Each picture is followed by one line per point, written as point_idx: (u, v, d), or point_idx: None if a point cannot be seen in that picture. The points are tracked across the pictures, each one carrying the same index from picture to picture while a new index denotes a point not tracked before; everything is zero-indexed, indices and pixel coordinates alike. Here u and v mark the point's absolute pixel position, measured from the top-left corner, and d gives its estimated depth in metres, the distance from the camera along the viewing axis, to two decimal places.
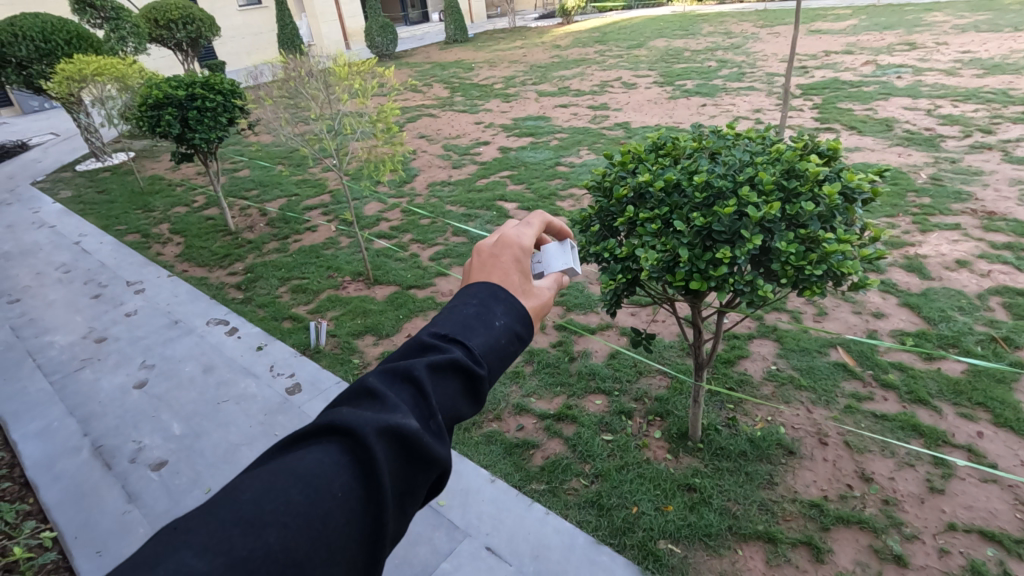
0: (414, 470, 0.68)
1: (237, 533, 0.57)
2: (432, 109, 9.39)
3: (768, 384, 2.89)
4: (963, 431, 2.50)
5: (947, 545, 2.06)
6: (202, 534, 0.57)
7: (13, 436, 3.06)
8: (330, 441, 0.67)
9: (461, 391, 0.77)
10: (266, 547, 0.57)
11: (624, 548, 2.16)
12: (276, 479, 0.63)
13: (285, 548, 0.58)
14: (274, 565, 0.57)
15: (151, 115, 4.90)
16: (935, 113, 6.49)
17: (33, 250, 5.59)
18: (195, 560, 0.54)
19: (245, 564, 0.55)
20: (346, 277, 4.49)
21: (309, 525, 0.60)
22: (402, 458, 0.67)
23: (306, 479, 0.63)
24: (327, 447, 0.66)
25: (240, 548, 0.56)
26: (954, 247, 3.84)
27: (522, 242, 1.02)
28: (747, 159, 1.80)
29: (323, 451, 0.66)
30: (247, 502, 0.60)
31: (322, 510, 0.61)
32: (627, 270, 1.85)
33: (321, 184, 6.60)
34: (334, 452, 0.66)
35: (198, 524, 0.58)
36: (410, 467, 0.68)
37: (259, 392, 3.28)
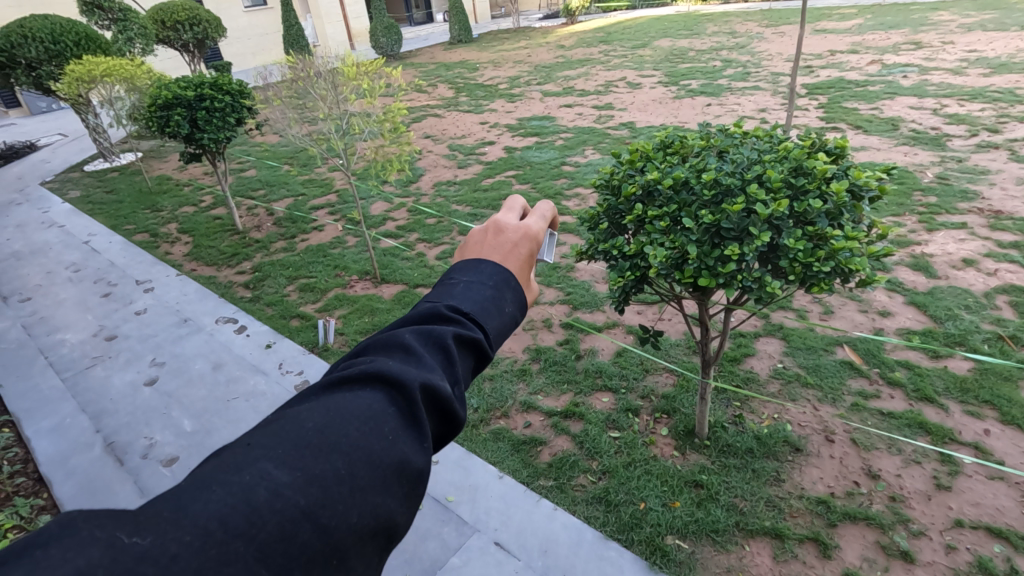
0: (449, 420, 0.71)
1: (304, 459, 0.59)
2: (437, 109, 9.41)
3: (774, 381, 2.90)
4: (970, 429, 2.51)
5: (954, 542, 2.07)
6: (274, 456, 0.59)
7: (26, 432, 3.10)
8: (375, 386, 0.68)
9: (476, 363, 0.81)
10: (333, 472, 0.59)
11: (632, 543, 2.18)
12: (330, 414, 0.64)
13: (348, 475, 0.60)
14: (340, 491, 0.58)
15: (160, 116, 4.94)
16: (941, 112, 6.47)
17: (43, 249, 5.64)
18: (278, 473, 0.57)
19: (316, 484, 0.57)
20: (354, 276, 4.52)
21: (367, 458, 0.61)
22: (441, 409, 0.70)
23: (358, 417, 0.64)
24: (373, 391, 0.68)
25: (310, 470, 0.58)
26: (961, 246, 3.84)
27: (540, 237, 1.03)
28: (755, 157, 1.81)
29: (370, 395, 0.67)
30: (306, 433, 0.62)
31: (378, 446, 0.63)
32: (636, 268, 1.87)
33: (328, 184, 6.64)
34: (380, 396, 0.67)
35: (262, 450, 0.60)
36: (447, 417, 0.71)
37: (268, 389, 3.31)
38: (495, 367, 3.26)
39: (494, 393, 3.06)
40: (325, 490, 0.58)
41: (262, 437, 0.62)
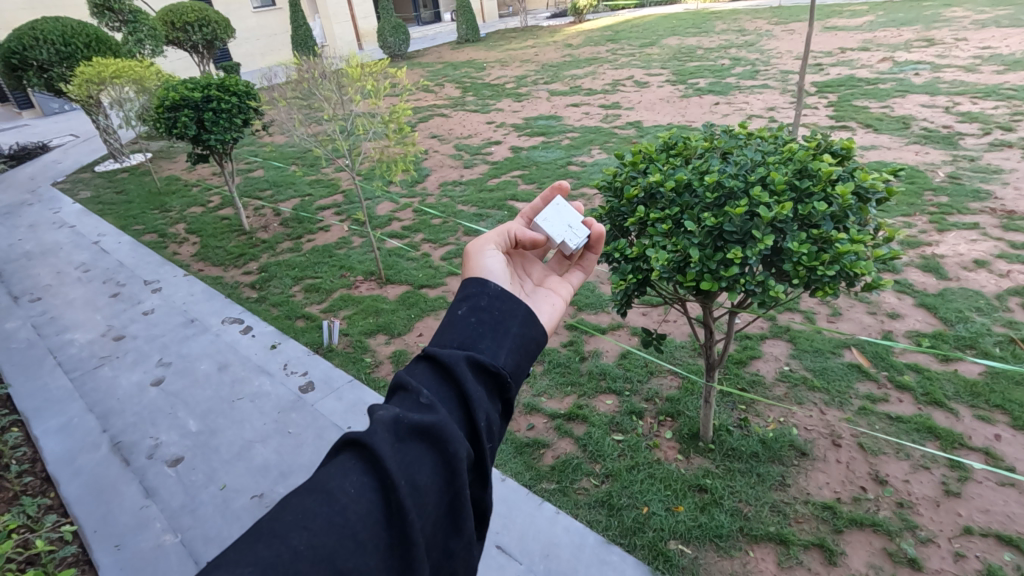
0: (416, 445, 0.75)
1: (263, 548, 0.63)
2: (444, 109, 9.40)
3: (781, 384, 2.86)
4: (980, 434, 2.47)
5: (963, 549, 2.04)
6: (225, 561, 0.62)
7: (35, 431, 3.13)
8: (334, 459, 0.75)
9: (429, 369, 0.87)
10: (292, 551, 0.63)
11: (635, 548, 2.16)
12: (290, 499, 0.70)
13: (310, 547, 0.64)
14: (305, 563, 0.63)
15: (168, 117, 4.98)
16: (954, 110, 6.38)
17: (53, 249, 5.71)
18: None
19: (275, 567, 0.62)
20: (359, 277, 4.53)
21: (329, 523, 0.66)
22: (399, 440, 0.74)
23: (316, 490, 0.70)
24: (331, 463, 0.74)
25: (267, 557, 0.62)
26: (972, 246, 3.78)
27: None
28: (758, 159, 1.79)
29: (331, 465, 0.73)
30: (265, 524, 0.67)
31: (338, 507, 0.68)
32: (638, 270, 1.85)
33: (334, 184, 6.66)
34: (340, 462, 0.74)
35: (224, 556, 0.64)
36: (415, 441, 0.75)
37: (273, 389, 3.33)
38: None
39: None
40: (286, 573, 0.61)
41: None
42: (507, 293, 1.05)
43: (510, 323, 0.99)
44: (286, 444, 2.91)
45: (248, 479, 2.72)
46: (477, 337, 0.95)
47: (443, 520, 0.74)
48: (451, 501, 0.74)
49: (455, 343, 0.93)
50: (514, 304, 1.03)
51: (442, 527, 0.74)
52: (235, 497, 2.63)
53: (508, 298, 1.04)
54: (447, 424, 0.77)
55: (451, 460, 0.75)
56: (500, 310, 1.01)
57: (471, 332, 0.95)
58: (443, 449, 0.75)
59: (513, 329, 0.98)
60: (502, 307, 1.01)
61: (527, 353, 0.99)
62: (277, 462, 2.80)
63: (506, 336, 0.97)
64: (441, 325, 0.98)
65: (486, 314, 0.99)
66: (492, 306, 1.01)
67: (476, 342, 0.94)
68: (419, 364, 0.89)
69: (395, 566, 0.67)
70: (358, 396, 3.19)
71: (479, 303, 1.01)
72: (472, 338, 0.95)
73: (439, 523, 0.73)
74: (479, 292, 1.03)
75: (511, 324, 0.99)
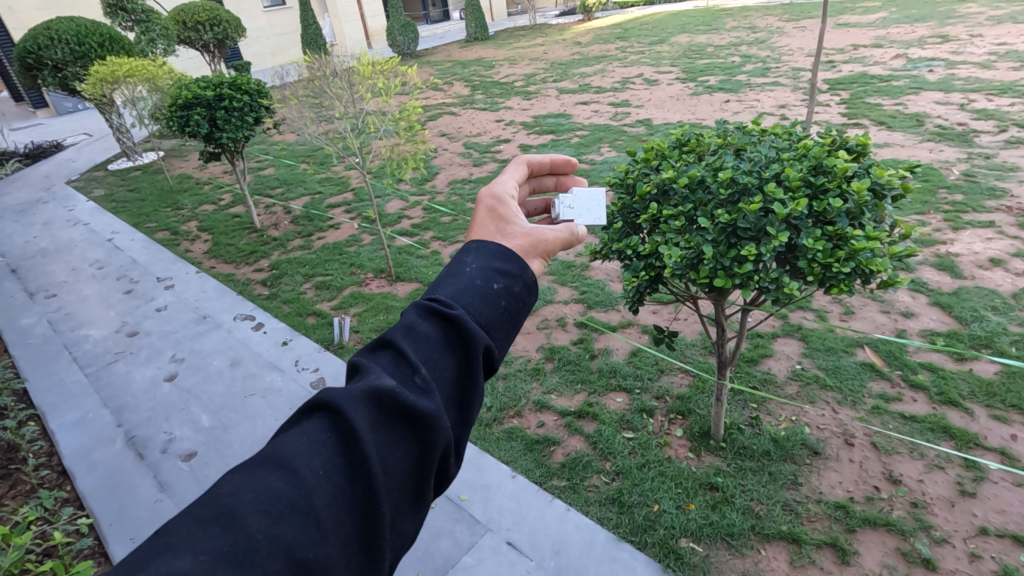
0: (400, 429, 0.75)
1: (218, 534, 0.63)
2: (453, 107, 9.40)
3: (793, 383, 2.85)
4: (996, 434, 2.44)
5: (978, 550, 2.02)
6: (178, 544, 0.62)
7: (51, 425, 3.18)
8: (309, 425, 0.74)
9: (437, 341, 0.86)
10: (250, 539, 0.63)
11: (646, 545, 2.16)
12: (254, 473, 0.69)
13: (268, 536, 0.64)
14: (261, 554, 0.63)
15: (181, 115, 5.02)
16: (969, 107, 6.30)
17: (68, 247, 5.78)
18: (179, 562, 0.60)
19: (231, 558, 0.62)
20: (369, 274, 4.55)
21: (292, 509, 0.66)
22: (385, 420, 0.74)
23: (287, 466, 0.69)
24: (307, 429, 0.73)
25: (221, 546, 0.62)
26: (988, 245, 3.73)
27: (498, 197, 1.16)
28: (773, 156, 1.77)
29: (303, 433, 0.73)
30: (224, 504, 0.66)
31: (304, 491, 0.67)
32: (651, 268, 1.85)
33: (344, 183, 6.70)
34: (315, 433, 0.73)
35: (175, 535, 0.64)
36: (399, 424, 0.75)
37: (285, 385, 3.35)
38: (509, 366, 3.25)
39: (507, 392, 3.05)
40: (241, 563, 0.62)
41: (179, 519, 0.67)
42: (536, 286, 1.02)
43: (523, 320, 0.98)
44: None
45: None
46: (495, 322, 0.93)
47: (407, 504, 0.75)
48: (418, 489, 0.76)
49: (476, 320, 0.91)
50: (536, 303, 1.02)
51: (404, 514, 0.75)
52: None
53: (535, 292, 1.01)
54: (439, 414, 0.77)
55: (429, 451, 0.76)
56: (524, 302, 0.99)
57: (489, 313, 0.93)
58: (426, 436, 0.76)
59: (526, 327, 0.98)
60: (526, 302, 0.99)
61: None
62: None
63: (516, 329, 0.97)
64: (466, 290, 0.93)
65: (513, 301, 0.97)
66: (521, 296, 0.98)
67: (493, 327, 0.93)
68: (430, 329, 0.86)
69: (354, 551, 0.68)
70: None
71: (513, 289, 0.97)
72: (490, 321, 0.92)
73: (403, 509, 0.75)
74: (516, 276, 0.99)
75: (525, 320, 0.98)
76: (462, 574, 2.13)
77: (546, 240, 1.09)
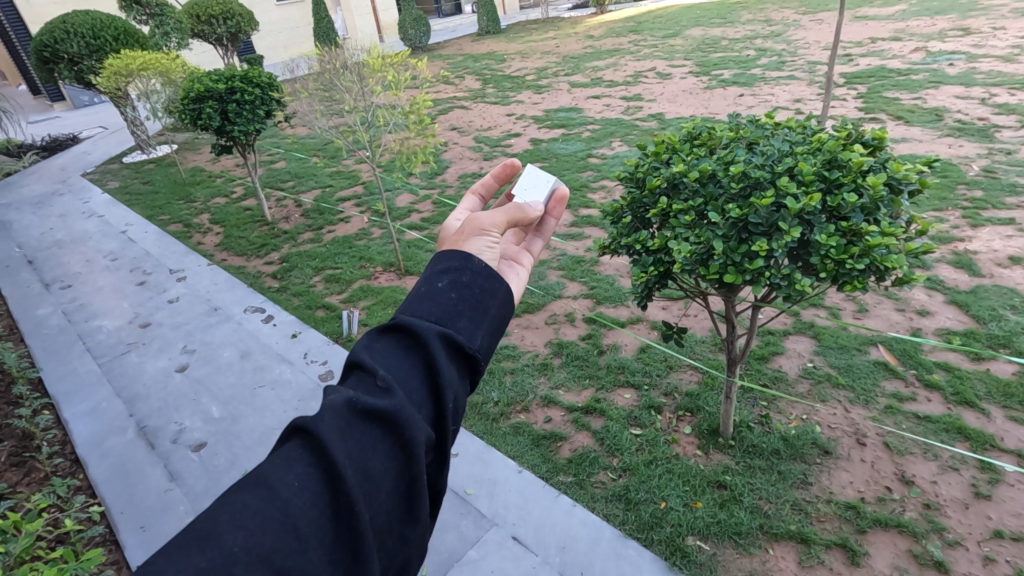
0: (370, 432, 0.75)
1: (196, 553, 0.62)
2: (463, 101, 9.38)
3: (803, 381, 2.81)
4: (1012, 435, 2.39)
5: (992, 553, 1.98)
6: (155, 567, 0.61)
7: (64, 414, 3.23)
8: (282, 448, 0.74)
9: (395, 348, 0.86)
10: (228, 552, 0.62)
11: (652, 543, 2.15)
12: (232, 494, 0.69)
13: (246, 548, 0.63)
14: (241, 565, 0.62)
15: (193, 108, 5.04)
16: (990, 102, 6.16)
17: (82, 238, 5.85)
18: None
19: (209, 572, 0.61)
20: (378, 268, 4.55)
21: (268, 522, 0.65)
22: (351, 428, 0.74)
23: (263, 484, 0.69)
24: (280, 450, 0.73)
25: (199, 562, 0.62)
26: (1007, 243, 3.65)
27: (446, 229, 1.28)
28: (786, 149, 1.74)
29: (277, 454, 0.73)
30: (203, 524, 0.65)
31: (280, 503, 0.67)
32: (660, 263, 1.83)
33: (355, 176, 6.71)
34: (287, 452, 0.73)
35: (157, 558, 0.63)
36: (370, 427, 0.75)
37: (294, 377, 3.36)
38: (517, 361, 3.25)
39: (514, 386, 3.05)
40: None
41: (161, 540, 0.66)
42: (490, 271, 1.02)
43: (487, 303, 0.97)
44: None
45: None
46: (455, 313, 0.93)
47: (397, 509, 0.74)
48: (407, 489, 0.75)
49: (430, 318, 0.90)
50: (495, 283, 1.00)
51: (397, 516, 0.74)
52: None
53: (490, 275, 1.00)
54: (404, 409, 0.76)
55: (407, 446, 0.75)
56: (481, 286, 0.98)
57: (446, 307, 0.93)
58: (400, 434, 0.75)
59: (491, 310, 0.96)
60: (482, 285, 0.98)
61: (502, 332, 0.98)
62: None
63: (484, 315, 0.96)
64: (417, 298, 0.94)
65: (466, 290, 0.97)
66: (473, 283, 0.98)
67: (454, 320, 0.92)
68: (387, 341, 0.87)
69: (341, 559, 0.67)
70: None
71: (460, 280, 0.98)
72: (449, 314, 0.92)
73: (395, 511, 0.74)
74: (460, 268, 1.00)
75: (491, 304, 0.97)
76: (467, 569, 2.13)
77: (479, 222, 1.13)
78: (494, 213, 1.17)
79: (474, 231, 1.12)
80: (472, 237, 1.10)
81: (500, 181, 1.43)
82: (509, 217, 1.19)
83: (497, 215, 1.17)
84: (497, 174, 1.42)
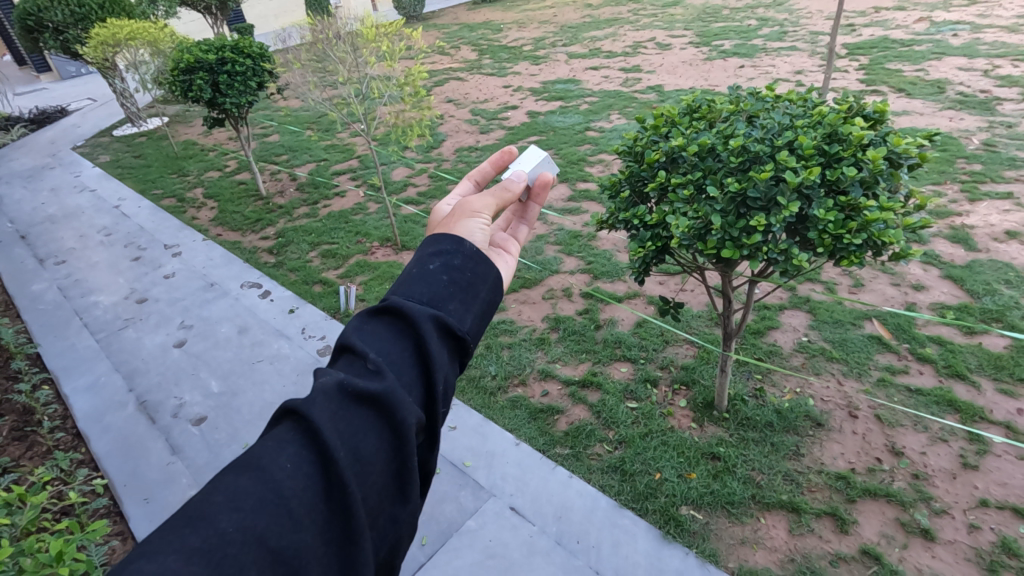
0: (362, 414, 0.75)
1: (189, 534, 0.63)
2: (459, 72, 9.20)
3: (798, 355, 2.84)
4: (1001, 407, 2.43)
5: (977, 521, 2.04)
6: (150, 548, 0.62)
7: (64, 389, 3.25)
8: (274, 431, 0.75)
9: (386, 329, 0.87)
10: (221, 533, 0.63)
11: (646, 512, 2.20)
12: (224, 477, 0.70)
13: (239, 529, 0.64)
14: (234, 546, 0.63)
15: (183, 80, 4.93)
16: (993, 74, 6.08)
17: (75, 213, 5.79)
18: (149, 564, 0.59)
19: (203, 554, 0.62)
20: (375, 243, 4.53)
21: (261, 502, 0.66)
22: (343, 409, 0.75)
23: (256, 465, 0.70)
24: (272, 433, 0.74)
25: (193, 544, 0.62)
26: (1004, 217, 3.65)
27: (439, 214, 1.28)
28: (786, 123, 1.71)
29: (269, 436, 0.73)
30: (195, 506, 0.66)
31: (272, 484, 0.68)
32: (657, 238, 1.82)
33: (350, 150, 6.62)
34: (279, 435, 0.73)
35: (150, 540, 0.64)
36: (361, 410, 0.76)
37: (292, 352, 3.38)
38: (514, 336, 3.27)
39: (512, 361, 3.08)
40: (213, 559, 0.62)
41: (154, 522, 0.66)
42: (482, 254, 1.02)
43: (479, 287, 0.97)
44: None
45: None
46: (446, 296, 0.93)
47: (389, 488, 0.75)
48: (398, 469, 0.76)
49: (422, 301, 0.91)
50: (487, 267, 1.01)
51: (388, 495, 0.75)
52: None
53: (483, 259, 1.01)
54: (395, 391, 0.77)
55: (398, 427, 0.76)
56: (473, 270, 0.98)
57: (438, 290, 0.93)
58: (391, 416, 0.76)
59: (482, 293, 0.97)
60: (474, 270, 0.99)
61: (492, 316, 0.99)
62: None
63: (475, 298, 0.96)
64: (409, 280, 0.95)
65: (458, 273, 0.97)
66: (465, 266, 0.98)
67: (445, 302, 0.92)
68: (378, 322, 0.88)
69: (334, 539, 0.68)
70: None
71: (453, 263, 0.98)
72: (441, 297, 0.93)
73: (386, 491, 0.75)
74: (453, 251, 1.00)
75: (482, 289, 0.98)
76: (466, 538, 2.18)
77: (471, 203, 1.13)
78: (485, 195, 1.17)
79: (466, 211, 1.11)
80: (463, 215, 1.10)
81: (496, 169, 1.41)
82: (502, 200, 1.19)
83: (488, 197, 1.17)
84: (494, 162, 1.41)
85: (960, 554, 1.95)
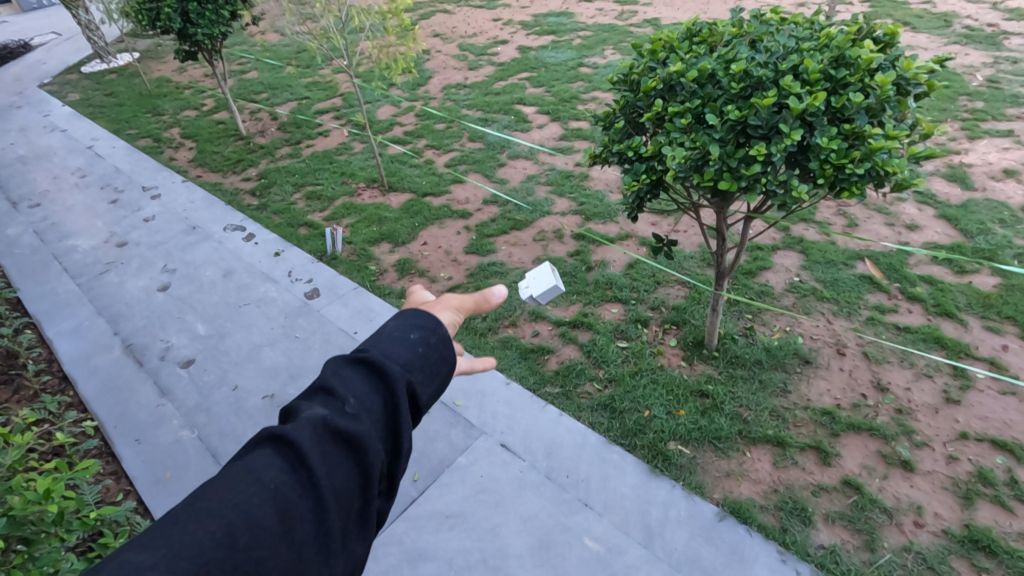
0: (336, 454, 0.75)
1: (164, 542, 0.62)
2: (446, 4, 8.72)
3: (789, 295, 2.83)
4: (987, 345, 2.46)
5: (956, 453, 2.09)
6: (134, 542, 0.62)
7: (48, 333, 3.20)
8: (250, 452, 0.74)
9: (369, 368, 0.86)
10: (195, 546, 0.62)
11: (635, 448, 2.23)
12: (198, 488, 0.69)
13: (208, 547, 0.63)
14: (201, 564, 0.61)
15: (149, 8, 4.57)
16: (1002, 6, 5.85)
17: (46, 154, 5.55)
18: (135, 558, 0.60)
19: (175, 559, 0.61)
20: (361, 184, 4.40)
21: (232, 522, 0.65)
22: (319, 444, 0.74)
23: (234, 480, 0.69)
24: (245, 454, 0.73)
25: (174, 548, 0.62)
26: (1003, 155, 3.59)
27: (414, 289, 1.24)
28: (792, 46, 1.61)
29: (245, 457, 0.72)
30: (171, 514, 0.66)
31: (243, 506, 0.67)
32: (652, 171, 1.75)
33: (332, 87, 6.33)
34: (254, 457, 0.72)
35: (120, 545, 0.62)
36: (336, 450, 0.75)
37: (279, 296, 3.32)
38: (505, 278, 3.23)
39: (503, 302, 3.05)
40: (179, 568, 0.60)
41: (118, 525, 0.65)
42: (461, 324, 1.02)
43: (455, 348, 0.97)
44: (293, 348, 2.94)
45: (259, 380, 2.77)
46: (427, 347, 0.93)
47: (350, 531, 0.74)
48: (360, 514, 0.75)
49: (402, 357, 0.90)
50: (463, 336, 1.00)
51: (347, 538, 0.74)
52: (246, 397, 2.69)
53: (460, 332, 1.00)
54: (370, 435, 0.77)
55: (367, 471, 0.76)
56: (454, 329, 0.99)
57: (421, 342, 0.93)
58: (363, 459, 0.76)
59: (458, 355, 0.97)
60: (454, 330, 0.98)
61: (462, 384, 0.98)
62: (286, 365, 2.84)
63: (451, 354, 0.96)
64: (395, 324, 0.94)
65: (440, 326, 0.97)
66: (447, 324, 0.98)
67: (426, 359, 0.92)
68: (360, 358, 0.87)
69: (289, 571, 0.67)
70: (364, 303, 3.17)
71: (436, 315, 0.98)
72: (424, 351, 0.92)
73: (347, 536, 0.74)
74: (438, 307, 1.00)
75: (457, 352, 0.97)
76: (457, 474, 2.22)
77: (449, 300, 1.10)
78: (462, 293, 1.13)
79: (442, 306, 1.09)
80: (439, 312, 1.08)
81: None
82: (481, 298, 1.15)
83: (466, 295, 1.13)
84: None
85: (937, 484, 2.00)
